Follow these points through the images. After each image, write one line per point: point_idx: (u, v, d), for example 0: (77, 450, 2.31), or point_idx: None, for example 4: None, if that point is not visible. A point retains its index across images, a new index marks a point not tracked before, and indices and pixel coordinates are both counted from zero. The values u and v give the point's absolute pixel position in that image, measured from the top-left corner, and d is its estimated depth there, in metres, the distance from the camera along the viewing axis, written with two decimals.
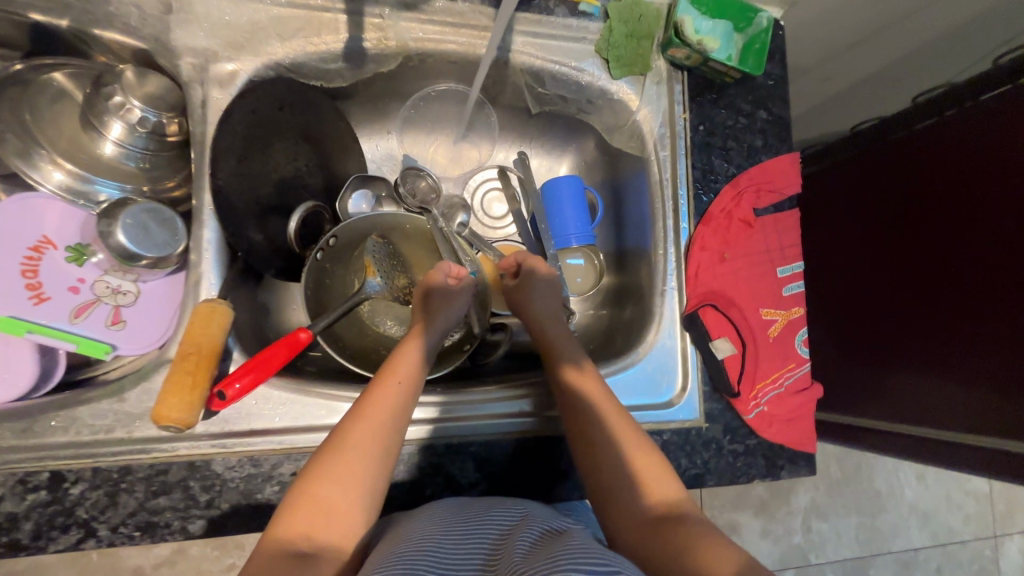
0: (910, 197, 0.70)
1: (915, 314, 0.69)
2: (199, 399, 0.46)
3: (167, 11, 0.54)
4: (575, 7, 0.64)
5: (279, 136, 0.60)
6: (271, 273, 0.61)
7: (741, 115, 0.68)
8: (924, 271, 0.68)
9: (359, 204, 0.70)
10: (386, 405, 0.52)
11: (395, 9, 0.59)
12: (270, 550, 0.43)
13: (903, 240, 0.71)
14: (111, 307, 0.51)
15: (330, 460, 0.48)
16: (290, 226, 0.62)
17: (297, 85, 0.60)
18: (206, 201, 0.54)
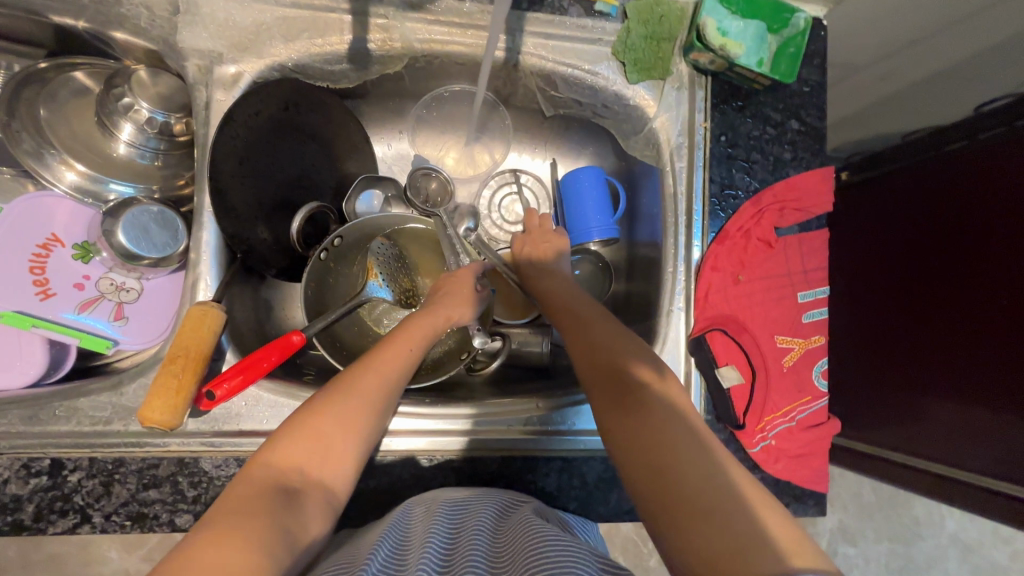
0: (966, 206, 0.62)
1: (949, 343, 0.63)
2: (183, 403, 0.47)
3: (174, 13, 0.55)
4: (590, 7, 0.61)
5: (284, 137, 0.60)
6: (271, 273, 0.61)
7: (769, 124, 0.63)
8: (973, 287, 0.61)
9: (368, 204, 0.69)
10: (398, 358, 0.50)
11: (401, 9, 0.58)
12: (257, 484, 0.39)
13: (948, 257, 0.64)
14: (113, 303, 0.55)
15: (333, 397, 0.45)
16: (294, 223, 0.60)
17: (303, 86, 0.59)
18: (206, 202, 0.55)
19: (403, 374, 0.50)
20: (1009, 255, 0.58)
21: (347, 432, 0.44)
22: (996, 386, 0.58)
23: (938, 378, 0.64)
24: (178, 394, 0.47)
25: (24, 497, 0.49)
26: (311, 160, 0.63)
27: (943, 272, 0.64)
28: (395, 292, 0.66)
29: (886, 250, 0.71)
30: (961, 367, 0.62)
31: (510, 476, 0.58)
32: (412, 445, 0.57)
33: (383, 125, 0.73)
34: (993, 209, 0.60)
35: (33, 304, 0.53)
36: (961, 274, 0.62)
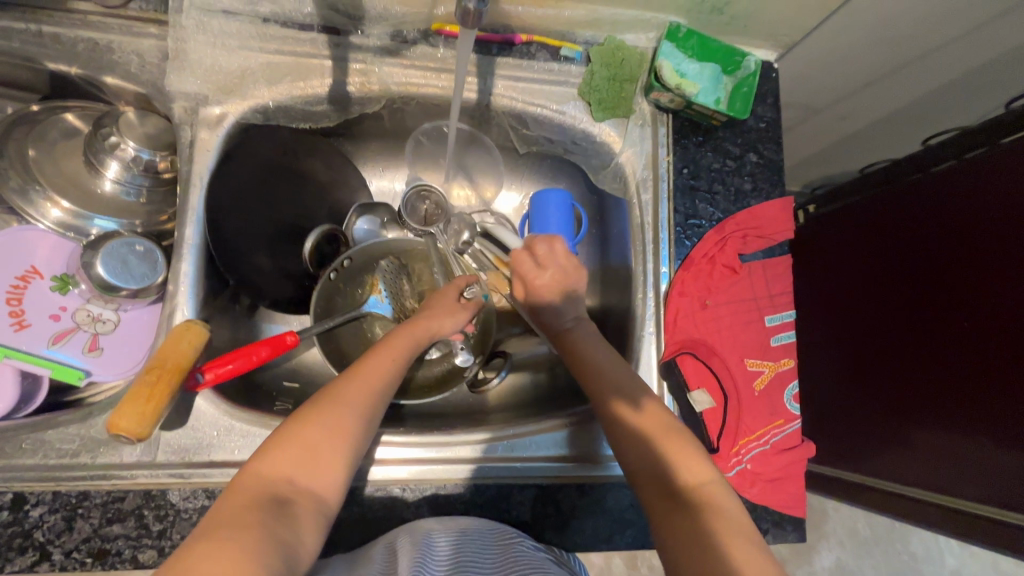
0: (920, 234, 0.66)
1: (916, 364, 0.65)
2: (154, 412, 0.46)
3: (164, 59, 0.58)
4: (557, 52, 0.65)
5: (270, 176, 0.63)
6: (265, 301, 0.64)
7: (728, 157, 0.67)
8: (931, 310, 0.64)
9: (365, 230, 0.72)
10: (386, 366, 0.52)
11: (379, 55, 0.62)
12: (248, 494, 0.40)
13: (908, 279, 0.67)
14: (89, 334, 0.56)
15: (320, 407, 0.46)
16: (306, 245, 0.66)
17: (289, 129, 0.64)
18: (185, 235, 0.57)
19: (390, 379, 0.52)
20: (954, 280, 0.61)
21: (336, 438, 0.45)
22: (957, 407, 0.60)
23: (907, 398, 0.66)
24: (148, 401, 0.46)
25: None
26: (291, 195, 0.65)
27: (904, 293, 0.67)
28: (394, 310, 0.69)
29: (851, 277, 0.74)
30: (925, 390, 0.64)
31: (484, 507, 0.57)
32: (388, 474, 0.57)
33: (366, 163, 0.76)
34: (948, 234, 0.63)
35: (8, 336, 0.54)
36: (922, 296, 0.65)
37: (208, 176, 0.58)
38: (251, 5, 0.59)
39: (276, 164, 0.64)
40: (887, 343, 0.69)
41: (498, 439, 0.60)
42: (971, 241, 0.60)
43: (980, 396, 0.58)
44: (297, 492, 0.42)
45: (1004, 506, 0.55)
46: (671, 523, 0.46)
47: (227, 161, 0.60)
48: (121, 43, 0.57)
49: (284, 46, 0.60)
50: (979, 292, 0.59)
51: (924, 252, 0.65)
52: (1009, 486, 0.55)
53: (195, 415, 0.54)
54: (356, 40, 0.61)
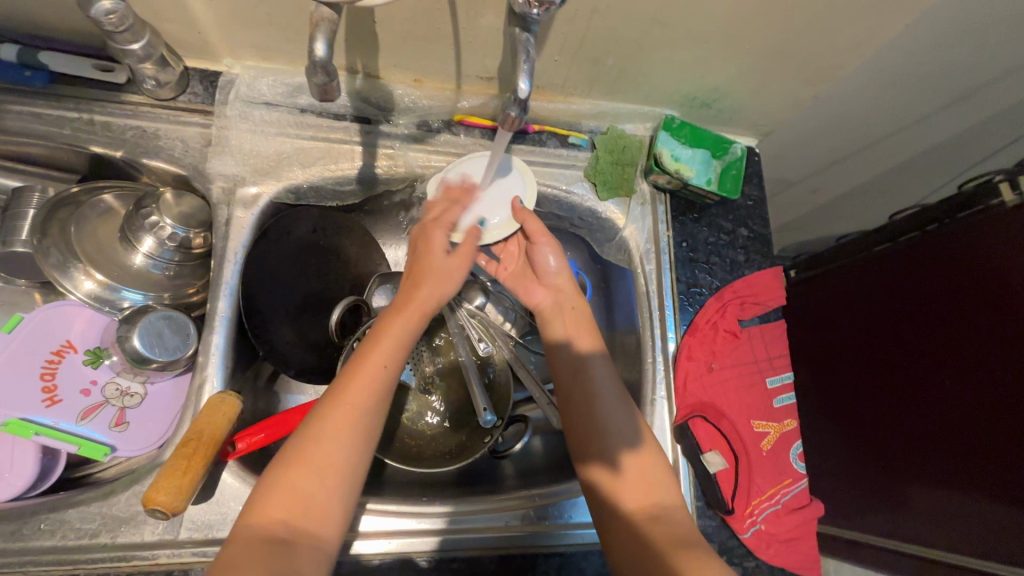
0: (907, 302, 0.71)
1: (932, 424, 0.66)
2: (190, 484, 0.47)
3: (206, 144, 0.62)
4: (565, 139, 0.72)
5: (303, 252, 0.68)
6: (290, 372, 0.65)
7: (722, 232, 0.73)
8: (923, 372, 0.68)
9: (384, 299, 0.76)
10: (361, 378, 0.49)
11: (406, 142, 0.67)
12: (249, 539, 0.42)
13: (919, 338, 0.69)
14: (116, 409, 0.56)
15: (303, 442, 0.46)
16: (330, 320, 0.69)
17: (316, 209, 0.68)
18: (218, 308, 0.59)
19: (372, 394, 0.48)
20: (944, 344, 0.66)
21: (326, 473, 0.45)
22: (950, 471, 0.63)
23: (921, 456, 0.67)
24: (185, 474, 0.47)
25: None
26: (314, 267, 0.69)
27: (899, 354, 0.71)
28: (417, 378, 0.76)
29: (846, 335, 0.79)
30: (924, 449, 0.67)
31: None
32: (404, 547, 0.58)
33: (383, 236, 0.81)
34: (945, 294, 0.67)
35: (37, 412, 0.54)
36: (924, 354, 0.68)
37: (241, 252, 0.62)
38: (292, 98, 0.64)
39: (313, 243, 0.69)
40: (886, 403, 0.72)
41: (471, 514, 0.61)
42: (968, 310, 0.64)
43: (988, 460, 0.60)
44: (294, 533, 0.43)
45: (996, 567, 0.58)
46: (635, 538, 0.49)
47: (263, 237, 0.63)
48: (167, 130, 0.62)
49: (318, 133, 0.65)
50: (968, 358, 0.63)
51: (948, 312, 0.66)
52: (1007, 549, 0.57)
53: (220, 489, 0.53)
54: (385, 128, 0.67)
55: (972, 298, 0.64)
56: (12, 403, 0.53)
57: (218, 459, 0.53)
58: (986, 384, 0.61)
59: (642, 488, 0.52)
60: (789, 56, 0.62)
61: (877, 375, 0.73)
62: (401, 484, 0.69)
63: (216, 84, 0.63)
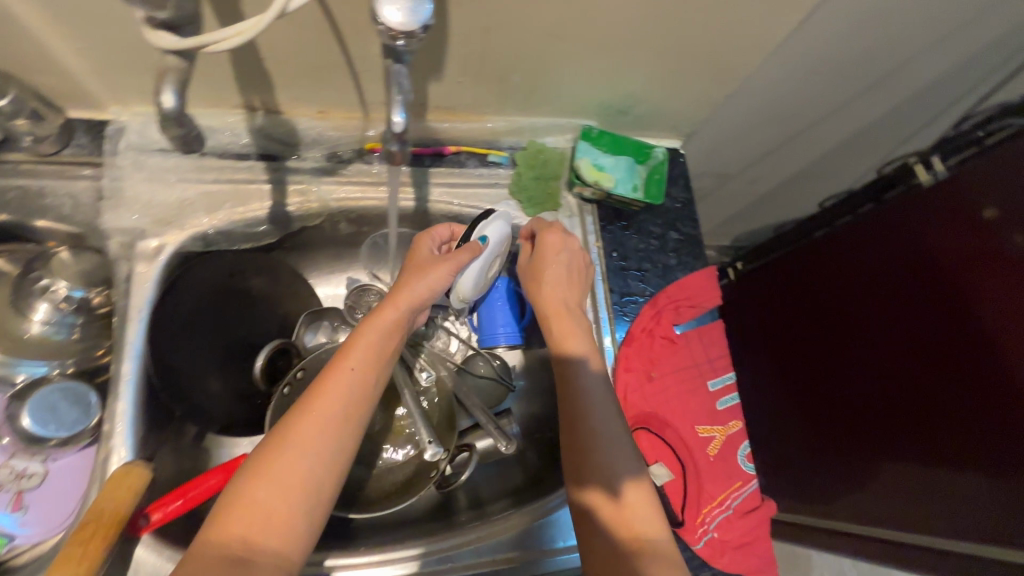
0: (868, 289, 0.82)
1: (889, 402, 0.77)
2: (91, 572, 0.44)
3: (99, 199, 0.59)
4: (484, 158, 0.71)
5: (229, 300, 0.65)
6: (214, 429, 0.62)
7: (652, 238, 0.73)
8: (893, 350, 0.77)
9: (316, 338, 0.73)
10: (336, 394, 0.48)
11: (316, 175, 0.65)
12: (210, 555, 0.40)
13: (885, 318, 0.79)
14: (12, 493, 0.52)
15: (267, 459, 0.45)
16: (255, 366, 0.66)
17: (238, 254, 0.66)
18: (124, 370, 0.56)
19: (345, 413, 0.48)
20: (905, 322, 0.76)
21: (291, 490, 0.44)
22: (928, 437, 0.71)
23: (884, 437, 0.78)
24: (82, 563, 0.44)
25: None
26: (234, 313, 0.65)
27: (868, 335, 0.81)
28: None
29: (822, 324, 0.89)
30: (902, 419, 0.75)
31: None
32: None
33: (312, 272, 0.78)
34: (899, 277, 0.77)
35: None
36: (890, 333, 0.78)
37: (147, 308, 0.58)
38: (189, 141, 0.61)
39: (230, 288, 0.65)
40: (863, 381, 0.81)
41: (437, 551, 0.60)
42: (923, 287, 0.74)
43: (932, 431, 0.71)
44: (254, 555, 0.41)
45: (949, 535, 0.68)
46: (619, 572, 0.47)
47: (171, 288, 0.60)
48: (53, 187, 0.58)
49: (222, 175, 0.62)
50: (927, 331, 0.73)
51: (888, 301, 0.78)
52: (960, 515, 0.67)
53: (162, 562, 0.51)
54: (293, 164, 0.65)
55: (922, 277, 0.74)
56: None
57: (129, 533, 0.50)
58: (947, 353, 0.70)
59: (637, 515, 0.50)
60: (693, 58, 0.63)
61: (853, 356, 0.83)
62: (348, 531, 0.66)
63: (103, 134, 0.59)
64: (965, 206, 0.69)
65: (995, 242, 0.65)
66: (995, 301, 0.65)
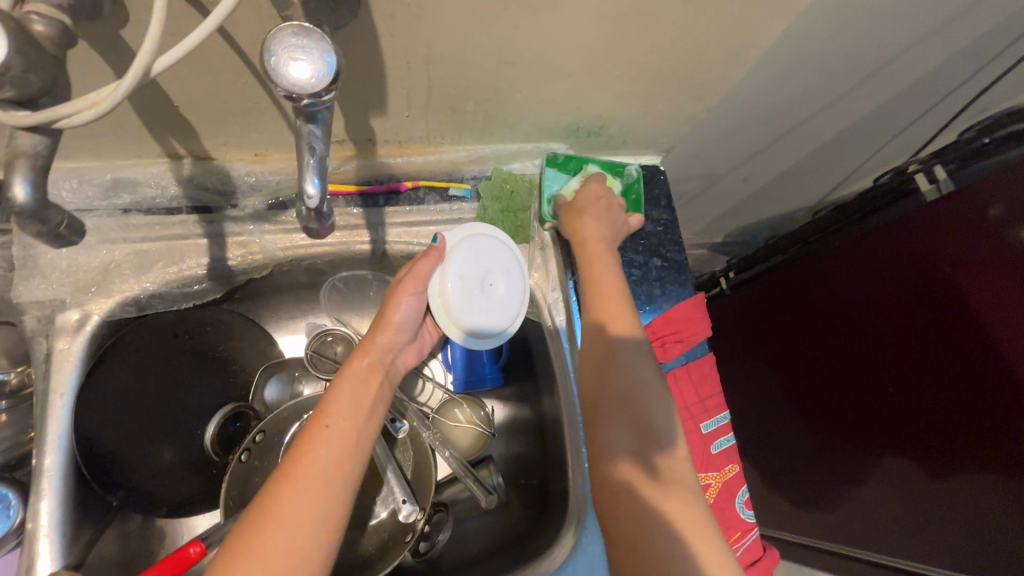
0: (860, 301, 0.77)
1: (899, 414, 0.74)
2: None
3: (10, 270, 0.53)
4: (445, 193, 0.64)
5: (175, 365, 0.58)
6: (164, 511, 0.57)
7: (633, 267, 0.67)
8: (896, 364, 0.73)
9: (277, 392, 0.69)
10: (315, 460, 0.44)
11: (258, 225, 0.59)
12: None
13: (881, 331, 0.74)
14: None
15: (252, 528, 0.40)
16: (206, 434, 0.60)
17: (185, 312, 0.60)
18: (48, 463, 0.50)
19: (333, 473, 0.44)
20: (902, 335, 0.72)
21: (288, 560, 0.39)
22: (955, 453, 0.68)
23: (898, 456, 0.75)
24: None
25: None
26: (180, 381, 0.59)
27: (865, 349, 0.77)
28: None
29: (813, 334, 0.86)
30: (920, 435, 0.72)
31: None
32: None
33: (271, 322, 0.72)
34: (890, 288, 0.73)
35: None
36: (888, 345, 0.74)
37: (72, 389, 0.52)
38: (109, 197, 0.55)
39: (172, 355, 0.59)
40: (869, 396, 0.78)
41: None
42: (920, 296, 0.69)
43: (944, 441, 0.69)
44: None
45: (969, 540, 0.68)
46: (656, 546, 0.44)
47: (101, 365, 0.53)
48: None
49: (151, 232, 0.56)
50: (930, 343, 0.69)
51: (881, 315, 0.74)
52: (984, 524, 0.66)
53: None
54: (230, 214, 0.58)
55: (912, 288, 0.70)
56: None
57: None
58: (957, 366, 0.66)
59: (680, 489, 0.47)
60: (664, 75, 0.56)
61: (855, 369, 0.80)
62: None
63: None
64: (965, 207, 0.63)
65: (1001, 243, 0.60)
66: (997, 302, 0.61)
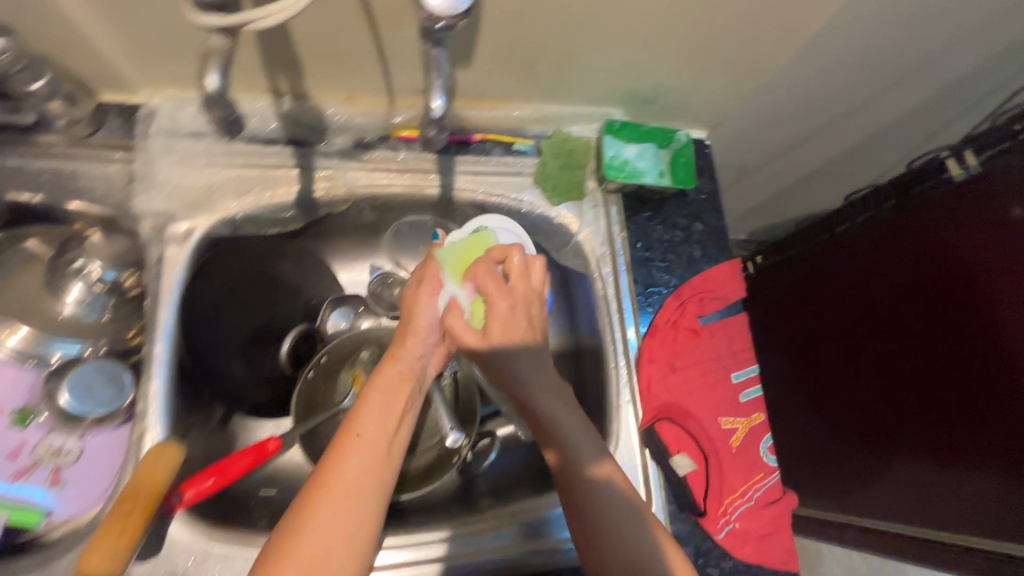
0: (881, 284, 0.79)
1: (893, 403, 0.76)
2: (126, 550, 0.44)
3: (130, 182, 0.59)
4: (509, 146, 0.70)
5: (259, 284, 0.66)
6: (245, 410, 0.65)
7: (677, 228, 0.73)
8: (906, 349, 0.75)
9: (339, 322, 0.74)
10: (354, 467, 0.45)
11: (343, 160, 0.65)
12: None
13: (897, 314, 0.76)
14: (50, 469, 0.52)
15: (287, 538, 0.40)
16: (281, 347, 0.68)
17: (268, 239, 0.67)
18: (156, 352, 0.57)
19: (364, 481, 0.44)
20: (916, 319, 0.74)
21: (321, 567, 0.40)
22: (946, 439, 0.69)
23: (890, 439, 0.77)
24: (120, 542, 0.44)
25: None
26: (261, 297, 0.66)
27: (879, 332, 0.79)
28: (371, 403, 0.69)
29: (829, 313, 0.88)
30: (914, 420, 0.73)
31: None
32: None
33: (336, 261, 0.78)
34: (911, 272, 0.75)
35: None
36: (901, 329, 0.76)
37: (178, 291, 0.59)
38: (219, 126, 0.62)
39: (256, 274, 0.66)
40: (874, 378, 0.80)
41: (480, 531, 0.63)
42: (941, 281, 0.71)
43: (936, 446, 0.70)
44: None
45: (924, 526, 0.71)
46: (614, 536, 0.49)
47: (202, 274, 0.61)
48: (87, 170, 0.58)
49: (250, 159, 0.63)
50: (942, 330, 0.71)
51: (898, 298, 0.76)
52: (942, 512, 0.69)
53: (220, 549, 0.53)
54: (320, 149, 0.65)
55: (934, 275, 0.72)
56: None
57: (161, 511, 0.51)
58: (965, 355, 0.68)
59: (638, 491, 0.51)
60: (723, 47, 0.62)
61: (864, 352, 0.81)
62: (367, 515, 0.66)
63: (134, 117, 0.60)
64: (1000, 198, 0.65)
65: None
66: (1011, 293, 0.63)
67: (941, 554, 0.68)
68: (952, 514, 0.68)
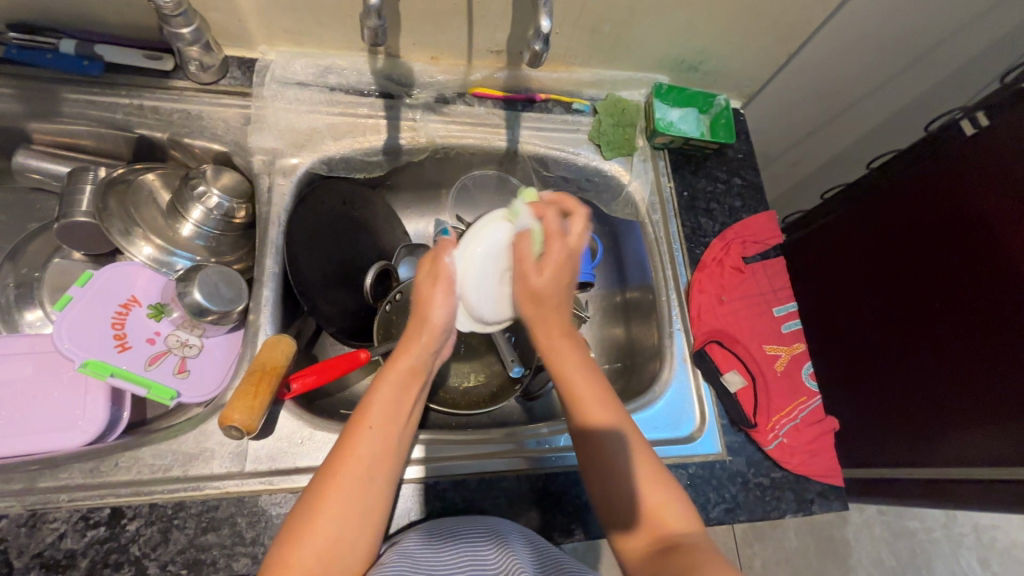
0: (917, 243, 0.82)
1: (922, 359, 0.80)
2: (259, 405, 0.51)
3: (245, 123, 0.68)
4: (569, 106, 0.79)
5: (345, 224, 0.73)
6: (331, 330, 0.68)
7: (718, 182, 0.80)
8: (951, 303, 0.77)
9: (407, 273, 0.80)
10: (360, 451, 0.45)
11: (425, 113, 0.74)
12: None
13: (934, 270, 0.79)
14: (178, 357, 0.60)
15: (307, 517, 0.43)
16: (364, 282, 0.73)
17: (356, 186, 0.75)
18: (267, 266, 0.64)
19: (375, 469, 0.46)
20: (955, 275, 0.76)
21: (337, 542, 0.43)
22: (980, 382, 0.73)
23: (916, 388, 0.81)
24: (254, 397, 0.52)
25: (78, 551, 0.48)
26: (347, 235, 0.73)
27: (917, 289, 0.81)
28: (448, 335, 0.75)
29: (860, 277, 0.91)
30: (952, 367, 0.76)
31: (558, 494, 0.61)
32: (464, 472, 0.60)
33: (405, 213, 0.86)
34: (950, 230, 0.78)
35: (110, 354, 0.58)
36: (941, 284, 0.78)
37: (284, 215, 0.66)
38: (322, 78, 0.71)
39: (345, 215, 0.73)
40: (913, 334, 0.82)
41: (547, 435, 0.65)
42: (974, 236, 0.74)
43: (974, 391, 0.74)
44: None
45: (954, 466, 0.75)
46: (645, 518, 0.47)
47: (303, 201, 0.67)
48: (211, 112, 0.67)
49: (346, 109, 0.71)
50: (985, 283, 0.73)
51: (938, 254, 0.79)
52: (957, 450, 0.76)
53: (312, 433, 0.56)
54: (406, 102, 0.74)
55: (974, 232, 0.74)
56: (87, 346, 0.57)
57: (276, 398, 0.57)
58: (1004, 304, 0.70)
59: (653, 482, 0.48)
60: (763, 14, 0.70)
61: (903, 311, 0.84)
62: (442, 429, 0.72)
63: (252, 69, 0.69)
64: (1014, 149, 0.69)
65: None
66: None
67: (965, 486, 0.73)
68: (973, 450, 0.74)
